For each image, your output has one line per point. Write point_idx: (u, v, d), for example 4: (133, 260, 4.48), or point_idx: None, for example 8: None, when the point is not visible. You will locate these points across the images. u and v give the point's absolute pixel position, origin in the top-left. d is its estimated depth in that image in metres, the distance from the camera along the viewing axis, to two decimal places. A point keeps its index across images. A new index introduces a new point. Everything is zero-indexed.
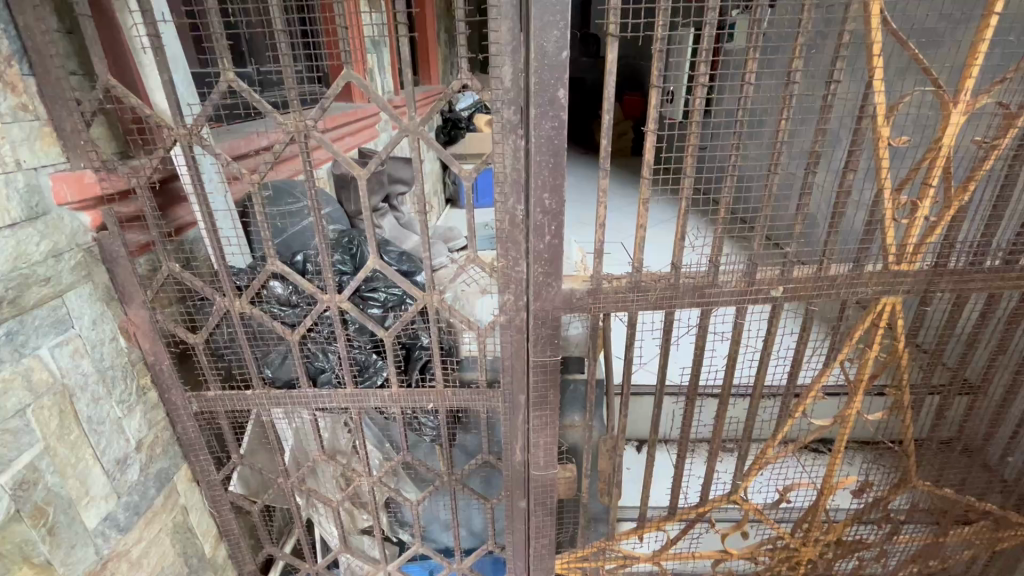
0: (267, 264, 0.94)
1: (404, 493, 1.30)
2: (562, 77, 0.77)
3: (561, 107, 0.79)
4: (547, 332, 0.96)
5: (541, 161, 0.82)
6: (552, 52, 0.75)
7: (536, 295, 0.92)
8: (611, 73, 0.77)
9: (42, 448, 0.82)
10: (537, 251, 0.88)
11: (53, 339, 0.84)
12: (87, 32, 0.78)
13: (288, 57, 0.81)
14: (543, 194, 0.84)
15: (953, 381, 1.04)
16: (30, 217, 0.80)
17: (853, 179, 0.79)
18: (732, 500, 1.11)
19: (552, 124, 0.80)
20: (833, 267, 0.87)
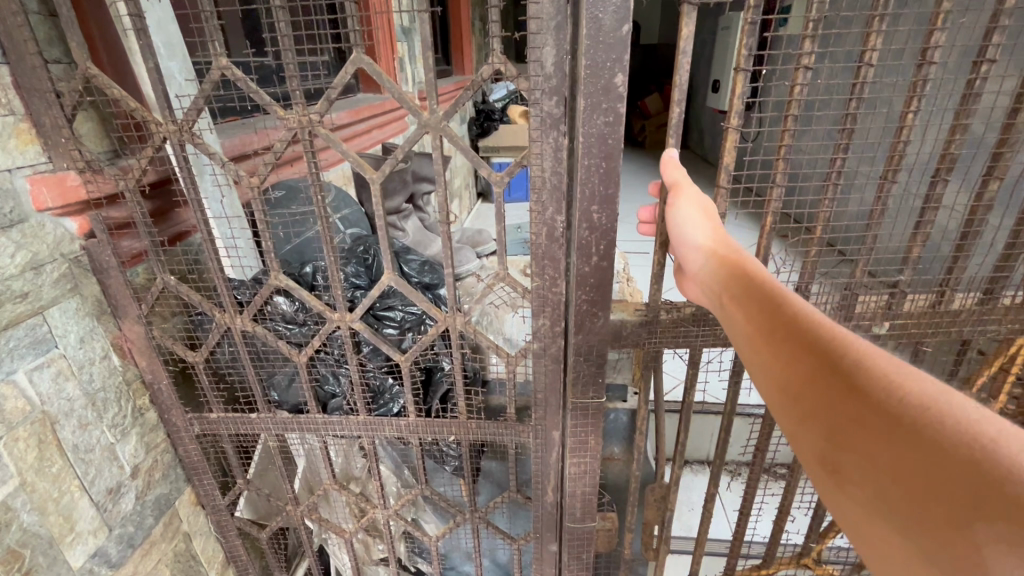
0: (270, 278, 0.83)
1: (422, 525, 1.19)
2: (622, 59, 0.62)
3: (618, 98, 0.64)
4: (589, 368, 0.83)
5: (586, 166, 0.68)
6: (609, 25, 0.60)
7: (579, 325, 0.79)
8: (682, 52, 0.62)
9: (17, 485, 0.73)
10: (582, 276, 0.75)
11: (31, 361, 0.75)
12: (63, 13, 0.67)
13: (288, 38, 0.67)
14: (589, 207, 0.70)
15: None
16: (2, 225, 0.71)
17: (996, 189, 0.72)
18: (801, 564, 1.07)
19: (604, 119, 0.65)
20: (958, 299, 0.80)
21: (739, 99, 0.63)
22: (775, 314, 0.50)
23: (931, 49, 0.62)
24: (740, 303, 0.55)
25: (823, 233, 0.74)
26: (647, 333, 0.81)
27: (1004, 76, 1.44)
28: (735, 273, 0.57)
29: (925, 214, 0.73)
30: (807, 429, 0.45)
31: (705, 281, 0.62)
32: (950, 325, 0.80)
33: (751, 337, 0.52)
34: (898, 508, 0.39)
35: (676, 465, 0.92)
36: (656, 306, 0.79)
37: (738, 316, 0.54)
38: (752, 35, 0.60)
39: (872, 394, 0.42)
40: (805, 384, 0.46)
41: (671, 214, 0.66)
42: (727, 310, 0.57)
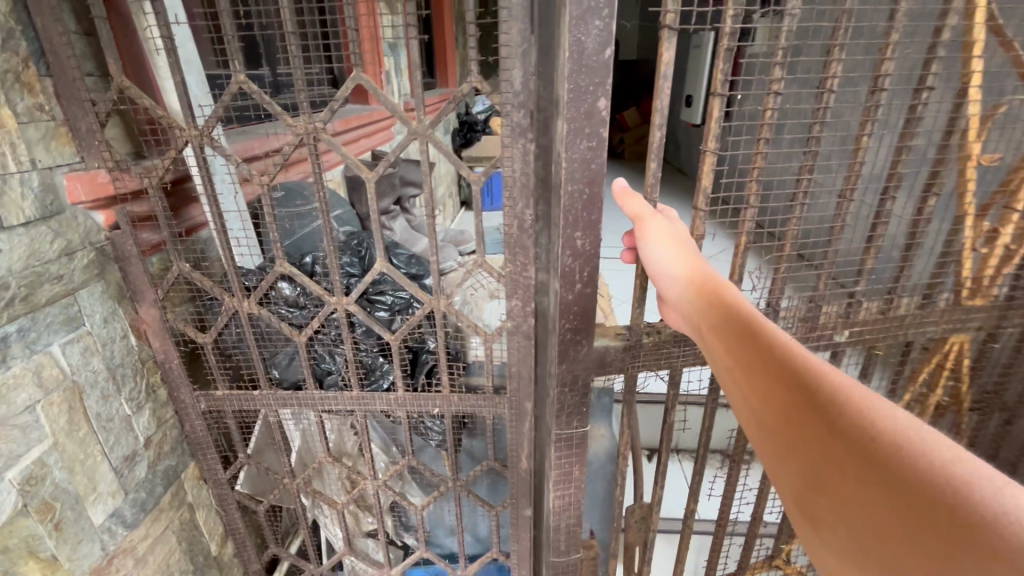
0: (275, 266, 0.95)
1: (409, 497, 1.29)
2: (604, 82, 0.70)
3: (600, 123, 0.73)
4: (573, 399, 0.95)
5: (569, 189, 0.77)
6: (592, 49, 0.67)
7: (563, 355, 0.90)
8: (661, 76, 0.75)
9: (51, 444, 0.83)
10: (566, 302, 0.85)
11: (64, 336, 0.85)
12: (103, 33, 0.79)
13: (298, 58, 0.81)
14: (572, 232, 0.80)
15: (993, 398, 1.20)
16: (43, 216, 0.81)
17: (933, 203, 0.90)
18: (773, 565, 1.32)
19: (586, 146, 0.74)
20: (902, 307, 0.99)
21: (716, 122, 0.77)
22: (762, 359, 0.56)
23: (881, 76, 0.77)
24: (728, 342, 0.61)
25: (790, 250, 0.91)
26: (627, 355, 0.95)
27: (940, 100, 1.63)
28: (724, 314, 0.64)
29: (876, 227, 0.90)
30: (790, 464, 0.51)
31: (692, 315, 0.70)
32: (898, 327, 0.99)
33: (731, 371, 0.60)
34: (869, 541, 0.43)
35: (663, 451, 1.05)
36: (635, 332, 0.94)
37: (721, 351, 0.62)
38: (724, 63, 0.74)
39: (844, 429, 0.47)
40: (782, 421, 0.52)
41: (646, 249, 0.76)
42: (717, 350, 0.63)
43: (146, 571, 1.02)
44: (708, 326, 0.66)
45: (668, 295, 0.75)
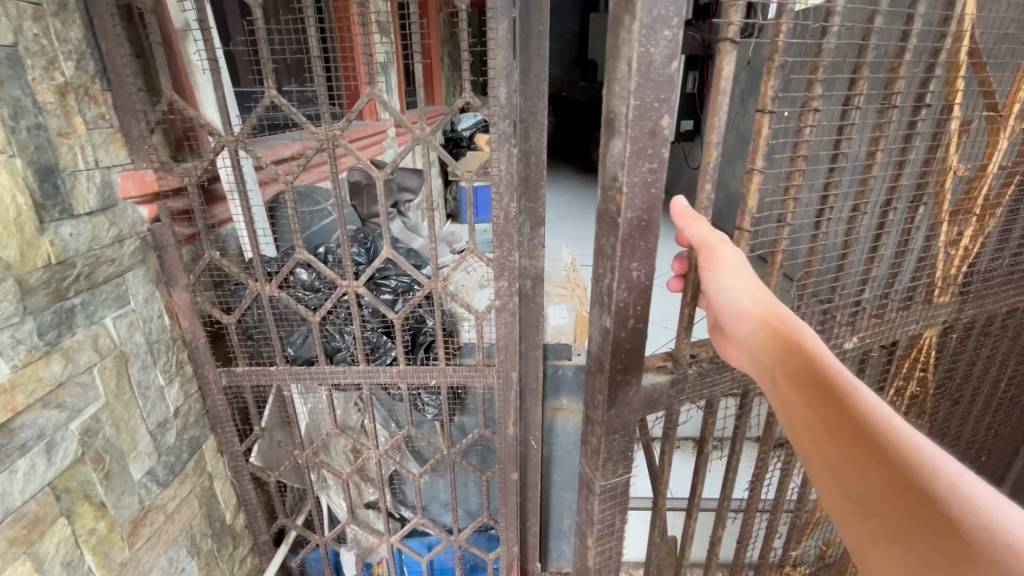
0: (295, 253, 1.10)
1: (407, 467, 1.42)
2: (668, 98, 0.67)
3: (660, 143, 0.70)
4: (619, 445, 0.92)
5: (628, 220, 0.73)
6: (659, 61, 0.65)
7: (612, 399, 0.86)
8: (723, 92, 0.69)
9: (103, 403, 0.96)
10: (618, 341, 0.82)
11: (115, 311, 0.99)
12: (157, 56, 0.93)
13: (322, 78, 0.98)
14: (627, 261, 0.76)
15: (944, 376, 1.35)
16: (102, 207, 0.96)
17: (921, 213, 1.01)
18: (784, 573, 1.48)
19: (647, 168, 0.71)
20: (891, 308, 1.08)
21: (765, 140, 0.75)
22: (843, 420, 0.54)
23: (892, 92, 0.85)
24: (802, 394, 0.59)
25: (817, 262, 0.95)
26: (668, 389, 0.91)
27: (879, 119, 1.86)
28: (800, 364, 0.62)
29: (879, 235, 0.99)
30: (869, 534, 0.50)
31: (757, 353, 0.68)
32: (888, 325, 1.09)
33: (805, 422, 0.58)
34: None
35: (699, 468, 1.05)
36: (677, 360, 0.91)
37: (791, 399, 0.60)
38: (776, 78, 0.72)
39: (933, 510, 0.46)
40: (866, 491, 0.51)
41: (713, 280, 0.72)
42: (789, 399, 0.61)
43: (173, 529, 1.14)
44: (777, 369, 0.64)
45: (730, 327, 0.73)
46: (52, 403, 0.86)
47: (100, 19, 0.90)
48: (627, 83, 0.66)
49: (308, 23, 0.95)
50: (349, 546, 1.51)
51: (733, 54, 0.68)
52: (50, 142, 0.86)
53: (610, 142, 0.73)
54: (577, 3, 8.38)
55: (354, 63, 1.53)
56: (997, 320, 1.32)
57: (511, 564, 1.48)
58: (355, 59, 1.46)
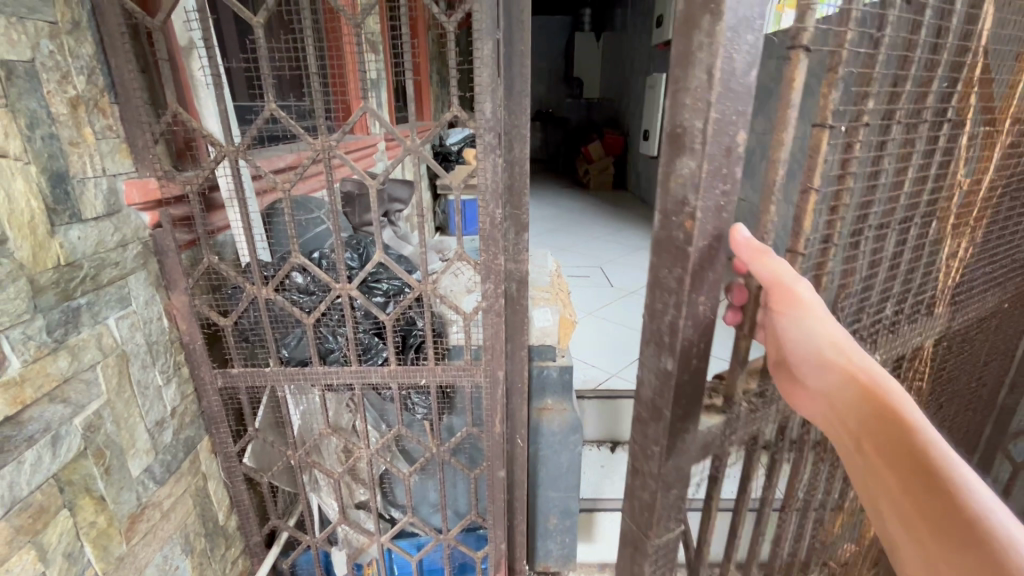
0: (291, 257, 1.16)
1: (398, 467, 1.46)
2: (747, 110, 0.53)
3: (735, 160, 0.54)
4: (674, 503, 0.71)
5: (702, 249, 0.56)
6: (742, 70, 0.51)
7: (674, 447, 0.66)
8: (792, 105, 0.54)
9: (105, 401, 1.00)
10: (680, 387, 0.63)
11: (117, 312, 1.03)
12: (164, 72, 0.99)
13: (319, 93, 1.05)
14: (696, 295, 0.58)
15: (969, 407, 1.23)
16: (108, 213, 1.01)
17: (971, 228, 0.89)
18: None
19: (721, 192, 0.55)
20: (939, 341, 0.96)
21: (825, 161, 0.59)
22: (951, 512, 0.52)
23: None
24: (905, 477, 0.55)
25: (885, 291, 0.79)
26: (731, 434, 0.71)
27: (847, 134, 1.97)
28: (901, 441, 0.55)
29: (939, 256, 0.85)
30: None
31: (842, 412, 0.60)
32: (932, 357, 0.96)
33: (905, 508, 0.55)
34: None
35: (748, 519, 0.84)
36: (734, 399, 0.71)
37: (884, 469, 0.56)
38: (839, 89, 0.56)
39: None
40: None
41: (789, 328, 0.62)
42: (884, 476, 0.56)
43: (167, 527, 1.17)
44: (861, 430, 0.58)
45: (804, 378, 0.64)
46: (58, 398, 0.90)
47: (111, 38, 0.96)
48: (704, 91, 0.51)
49: (306, 40, 1.02)
50: (340, 546, 1.54)
51: (807, 61, 0.53)
52: (62, 151, 0.92)
53: (672, 160, 0.56)
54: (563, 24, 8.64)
55: (345, 79, 1.60)
56: (1011, 336, 1.23)
57: (500, 562, 1.52)
58: (347, 74, 1.53)
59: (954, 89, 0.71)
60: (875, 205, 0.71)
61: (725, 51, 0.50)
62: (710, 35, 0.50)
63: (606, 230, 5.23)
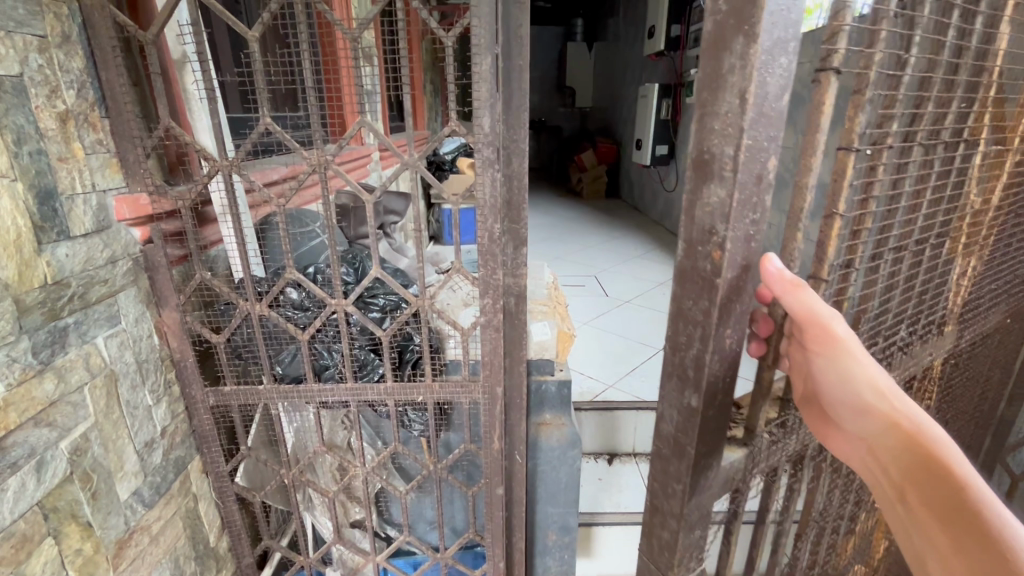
0: (285, 273, 1.14)
1: (394, 484, 1.44)
2: (779, 135, 0.47)
3: (765, 188, 0.49)
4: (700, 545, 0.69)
5: (731, 281, 0.50)
6: (774, 95, 0.45)
7: (696, 486, 0.62)
8: (821, 130, 0.51)
9: (92, 422, 0.97)
10: (710, 425, 0.59)
11: (106, 331, 1.01)
12: (157, 85, 0.97)
13: (315, 106, 1.04)
14: (722, 329, 0.53)
15: (972, 421, 1.23)
16: (97, 229, 0.99)
17: (981, 245, 0.89)
18: None
19: (751, 221, 0.50)
20: (949, 357, 0.95)
21: (850, 184, 0.56)
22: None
23: None
24: (950, 534, 0.52)
25: (903, 312, 0.78)
26: (757, 468, 0.69)
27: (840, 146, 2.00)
28: (947, 494, 0.53)
29: (952, 274, 0.85)
30: None
31: (885, 458, 0.59)
32: (942, 374, 0.96)
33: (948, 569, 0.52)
34: None
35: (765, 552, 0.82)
36: (757, 431, 0.68)
37: (932, 527, 0.54)
38: (865, 112, 0.54)
39: None
40: None
41: (825, 367, 0.60)
42: (927, 530, 0.54)
43: (156, 551, 1.14)
44: (908, 482, 0.56)
45: (843, 421, 0.62)
46: (43, 422, 0.87)
47: (101, 51, 0.94)
48: (735, 116, 0.45)
49: (303, 56, 1.01)
50: (335, 566, 1.53)
51: (837, 84, 0.50)
52: (49, 166, 0.90)
53: (697, 188, 0.51)
54: (556, 34, 8.72)
55: (340, 90, 1.59)
56: (1012, 350, 1.24)
57: None
58: (342, 85, 1.52)
59: (969, 110, 0.71)
60: (893, 226, 0.69)
61: (759, 75, 0.44)
62: (741, 57, 0.44)
63: (599, 239, 5.25)
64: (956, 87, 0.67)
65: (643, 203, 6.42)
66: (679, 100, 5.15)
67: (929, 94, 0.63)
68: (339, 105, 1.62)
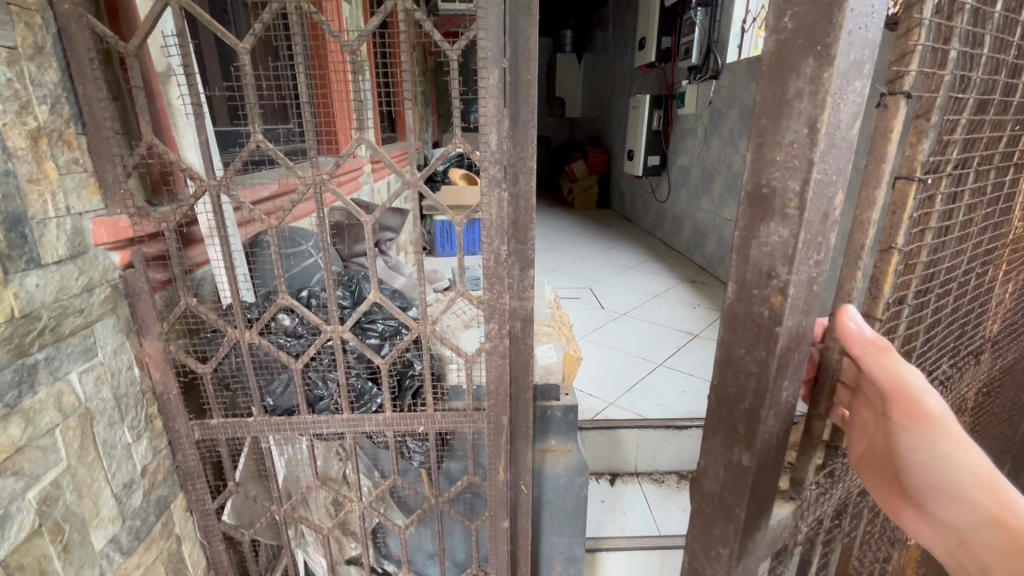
0: (278, 298, 1.07)
1: (392, 518, 1.36)
2: (848, 168, 0.47)
3: (829, 227, 0.49)
4: None
5: (791, 329, 0.51)
6: (845, 122, 0.45)
7: (743, 548, 0.62)
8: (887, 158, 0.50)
9: (65, 467, 0.89)
10: (759, 481, 0.58)
11: (81, 365, 0.93)
12: (138, 100, 0.90)
13: (310, 123, 0.98)
14: (780, 381, 0.54)
15: (996, 448, 1.19)
16: (72, 255, 0.91)
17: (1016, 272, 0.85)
18: None
19: (814, 262, 0.49)
20: (981, 386, 0.91)
21: (908, 217, 0.55)
22: None
23: None
24: None
25: (945, 342, 0.74)
26: (798, 517, 0.69)
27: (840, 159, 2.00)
28: None
29: (987, 302, 0.81)
30: None
31: (980, 550, 0.55)
32: (974, 404, 0.92)
33: None
34: None
35: None
36: (803, 481, 0.69)
37: None
38: (929, 139, 0.53)
39: None
40: None
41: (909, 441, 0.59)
42: None
43: None
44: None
45: (931, 505, 0.59)
46: (8, 471, 0.79)
47: (78, 64, 0.87)
48: (802, 147, 0.46)
49: (298, 74, 0.95)
50: None
51: (907, 110, 0.49)
52: (19, 189, 0.82)
53: (754, 223, 0.51)
54: (546, 46, 8.80)
55: (332, 104, 1.53)
56: None
57: None
58: (335, 99, 1.47)
59: (1017, 131, 0.67)
60: (941, 259, 0.65)
61: (831, 104, 0.44)
62: (811, 82, 0.45)
63: (592, 250, 5.23)
64: (1006, 109, 0.63)
65: (635, 213, 6.43)
66: (670, 111, 5.19)
67: (980, 116, 0.59)
68: (331, 119, 1.56)
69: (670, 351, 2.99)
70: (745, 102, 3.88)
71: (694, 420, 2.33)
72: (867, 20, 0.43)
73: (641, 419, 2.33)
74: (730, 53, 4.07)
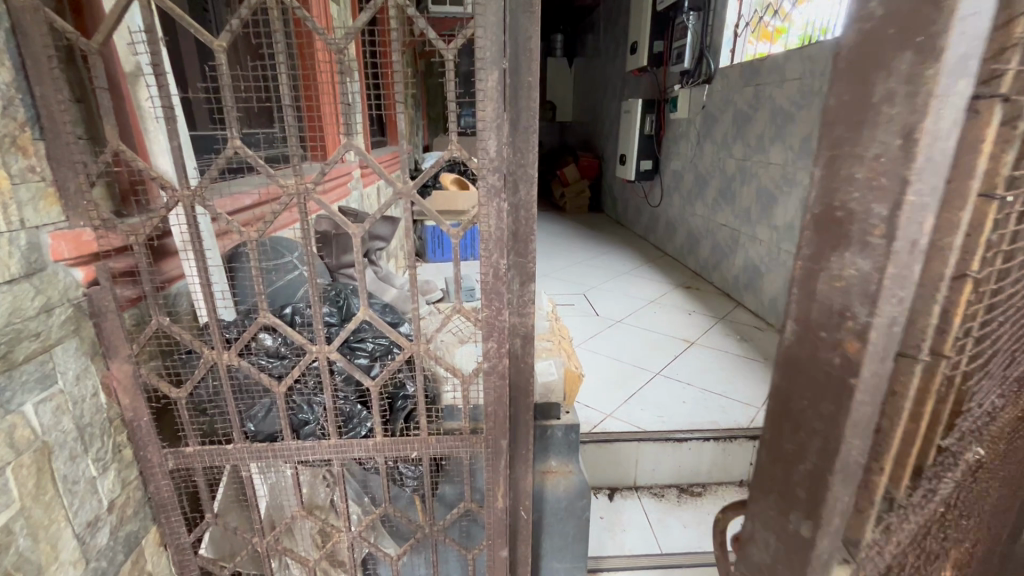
0: (259, 316, 0.99)
1: (383, 548, 1.28)
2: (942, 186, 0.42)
3: (916, 256, 0.44)
4: None
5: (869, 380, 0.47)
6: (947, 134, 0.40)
7: None
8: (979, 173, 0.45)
9: (17, 509, 0.80)
10: (817, 547, 0.55)
11: (37, 395, 0.84)
12: (102, 102, 0.82)
13: (293, 127, 0.90)
14: (850, 441, 0.50)
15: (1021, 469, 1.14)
16: (27, 273, 0.82)
17: None
18: None
19: (897, 299, 0.45)
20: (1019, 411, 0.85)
21: (987, 237, 0.49)
22: None
23: None
24: None
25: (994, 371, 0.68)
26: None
27: None
28: None
29: None
30: None
31: None
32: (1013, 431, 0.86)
33: None
34: None
35: None
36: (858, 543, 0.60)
37: None
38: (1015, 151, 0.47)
39: None
40: None
41: None
42: None
43: None
44: None
45: None
46: None
47: (34, 62, 0.79)
48: (894, 159, 0.42)
49: (279, 74, 0.87)
50: None
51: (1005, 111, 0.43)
52: None
53: (826, 252, 0.48)
54: None
55: (319, 106, 1.44)
56: None
57: None
58: (321, 101, 1.38)
59: None
60: (1003, 282, 0.59)
61: (932, 110, 0.40)
62: (907, 82, 0.40)
63: (584, 255, 5.19)
64: None
65: (627, 218, 6.40)
66: (662, 116, 5.17)
67: None
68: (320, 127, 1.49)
69: (667, 359, 2.94)
70: (738, 107, 3.87)
71: (694, 431, 2.27)
72: (980, 5, 0.38)
73: (640, 431, 2.27)
74: (723, 57, 4.10)
